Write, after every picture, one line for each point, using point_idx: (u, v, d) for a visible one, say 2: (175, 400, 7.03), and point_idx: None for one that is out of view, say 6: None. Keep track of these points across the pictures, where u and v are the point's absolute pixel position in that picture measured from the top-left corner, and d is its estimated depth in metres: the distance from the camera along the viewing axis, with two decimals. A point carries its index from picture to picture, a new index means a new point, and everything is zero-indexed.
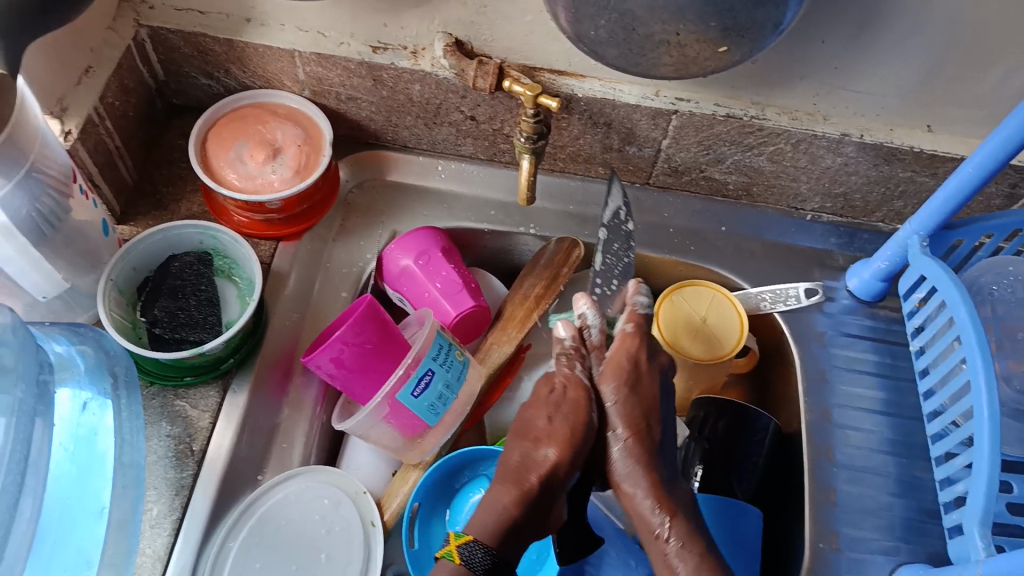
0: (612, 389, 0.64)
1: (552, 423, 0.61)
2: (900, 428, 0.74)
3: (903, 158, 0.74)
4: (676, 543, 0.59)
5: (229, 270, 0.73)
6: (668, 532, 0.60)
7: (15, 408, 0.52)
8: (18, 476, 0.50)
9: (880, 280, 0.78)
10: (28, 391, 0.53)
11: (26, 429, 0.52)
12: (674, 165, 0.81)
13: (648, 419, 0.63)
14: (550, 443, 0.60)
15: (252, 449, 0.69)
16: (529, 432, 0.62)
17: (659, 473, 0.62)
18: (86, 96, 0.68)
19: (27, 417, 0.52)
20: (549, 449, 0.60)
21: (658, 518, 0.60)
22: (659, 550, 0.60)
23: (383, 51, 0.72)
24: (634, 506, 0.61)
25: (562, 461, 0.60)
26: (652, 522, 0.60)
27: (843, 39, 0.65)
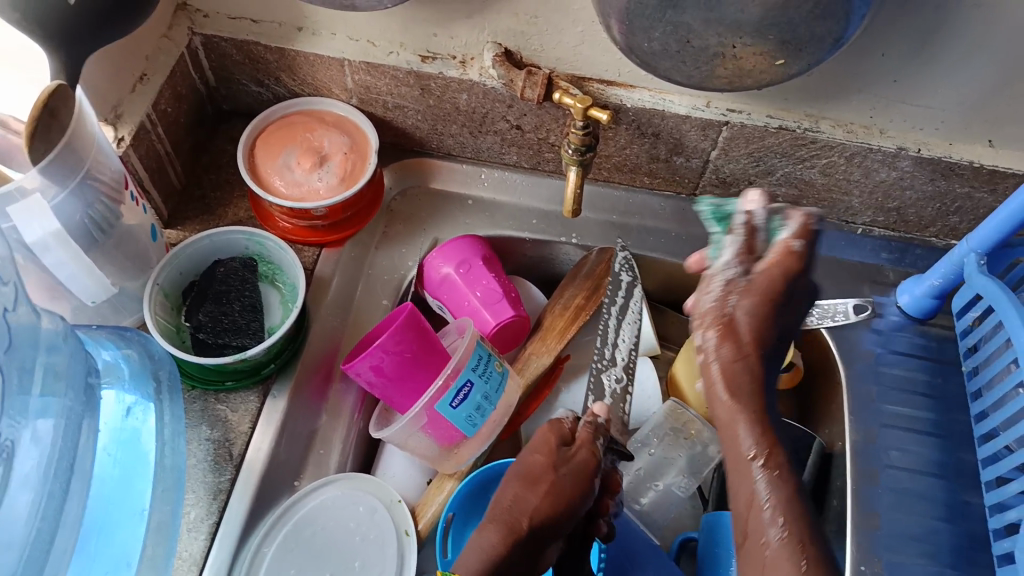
0: (741, 300, 0.55)
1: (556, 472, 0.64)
2: (949, 451, 0.72)
3: (961, 174, 0.72)
4: (770, 506, 0.52)
5: (272, 275, 0.74)
6: (762, 477, 0.52)
7: (64, 412, 0.52)
8: (64, 481, 0.51)
9: (932, 298, 0.76)
10: (77, 399, 0.54)
11: (74, 435, 0.53)
12: (722, 177, 0.79)
13: (768, 349, 0.55)
14: (544, 496, 0.63)
15: (290, 454, 0.69)
16: (529, 472, 0.65)
17: (764, 414, 0.54)
18: (139, 104, 0.69)
19: (74, 424, 0.53)
20: (542, 493, 0.63)
21: (754, 470, 0.53)
22: (746, 502, 0.53)
23: (432, 61, 0.72)
24: (733, 459, 0.54)
25: (549, 514, 0.63)
26: (744, 456, 0.53)
27: (904, 53, 0.63)
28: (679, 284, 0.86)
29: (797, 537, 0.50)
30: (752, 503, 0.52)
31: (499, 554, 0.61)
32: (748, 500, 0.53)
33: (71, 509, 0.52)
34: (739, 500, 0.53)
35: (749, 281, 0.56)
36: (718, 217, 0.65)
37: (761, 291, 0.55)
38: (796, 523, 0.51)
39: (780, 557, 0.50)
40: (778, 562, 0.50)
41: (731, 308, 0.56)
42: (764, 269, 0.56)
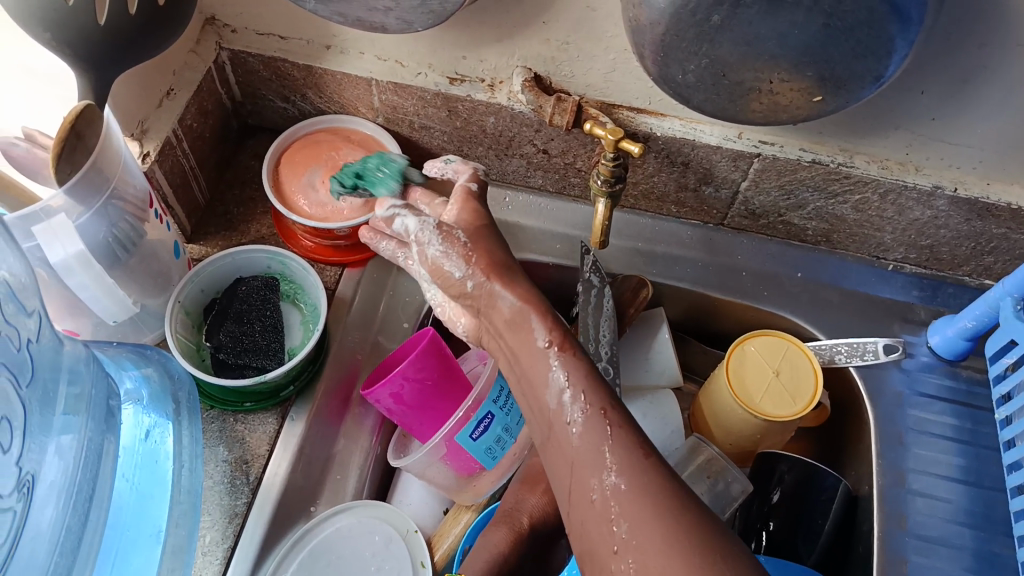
0: (460, 232, 0.61)
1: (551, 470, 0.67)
2: (980, 499, 0.70)
3: (998, 215, 0.70)
4: (584, 398, 0.52)
5: (294, 295, 0.73)
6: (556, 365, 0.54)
7: (83, 443, 0.52)
8: (82, 516, 0.51)
9: (964, 339, 0.74)
10: (96, 427, 0.54)
11: (93, 467, 0.53)
12: (751, 208, 0.78)
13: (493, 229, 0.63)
14: (544, 492, 0.67)
15: (307, 478, 0.69)
16: (529, 474, 0.68)
17: (546, 309, 0.57)
18: (165, 119, 0.69)
19: (94, 456, 0.53)
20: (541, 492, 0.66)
21: (546, 368, 0.55)
22: (559, 420, 0.53)
23: (460, 83, 0.71)
24: (524, 369, 0.56)
25: (550, 508, 0.66)
26: (539, 347, 0.56)
27: (943, 91, 0.61)
28: (704, 314, 0.85)
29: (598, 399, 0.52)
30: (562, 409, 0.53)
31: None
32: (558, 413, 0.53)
33: (89, 542, 0.52)
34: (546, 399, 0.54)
35: (445, 229, 0.61)
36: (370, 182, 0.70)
37: (462, 220, 0.62)
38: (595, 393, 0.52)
39: (587, 425, 0.51)
40: (587, 440, 0.50)
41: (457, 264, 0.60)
42: (459, 209, 0.63)
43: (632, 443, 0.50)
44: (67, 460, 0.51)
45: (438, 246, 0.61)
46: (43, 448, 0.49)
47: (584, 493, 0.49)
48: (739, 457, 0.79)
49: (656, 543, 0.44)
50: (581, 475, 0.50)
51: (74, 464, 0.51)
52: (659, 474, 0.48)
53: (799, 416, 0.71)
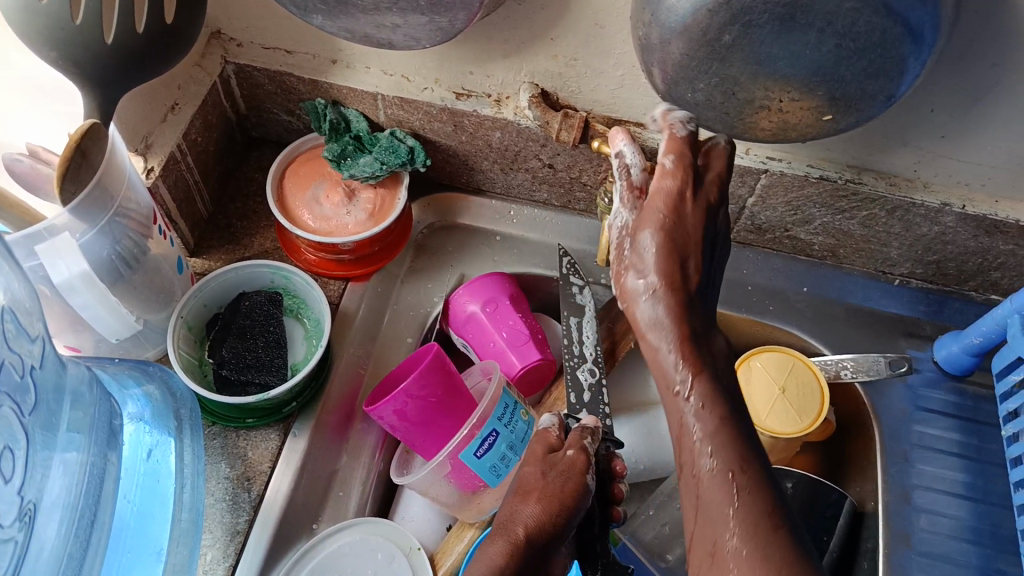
0: (643, 237, 0.58)
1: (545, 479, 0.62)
2: (986, 516, 0.70)
3: (1006, 232, 0.70)
4: (711, 458, 0.51)
5: (297, 309, 0.73)
6: (672, 353, 0.55)
7: (84, 469, 0.52)
8: (83, 541, 0.51)
9: (970, 356, 0.73)
10: (97, 450, 0.54)
11: (94, 491, 0.53)
12: (757, 223, 0.78)
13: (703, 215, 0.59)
14: (538, 500, 0.61)
15: (309, 495, 0.68)
16: (523, 485, 0.63)
17: (688, 334, 0.55)
18: (170, 134, 0.69)
19: (95, 480, 0.53)
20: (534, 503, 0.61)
21: (661, 346, 0.56)
22: (678, 417, 0.54)
23: (466, 98, 0.71)
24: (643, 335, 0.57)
25: (547, 518, 0.61)
26: (672, 385, 0.55)
27: (953, 109, 0.61)
28: None
29: (731, 458, 0.51)
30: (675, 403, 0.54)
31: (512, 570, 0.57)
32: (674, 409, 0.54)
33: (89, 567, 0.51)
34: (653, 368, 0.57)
35: (635, 215, 0.60)
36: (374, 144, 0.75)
37: (664, 203, 0.58)
38: (728, 449, 0.51)
39: (714, 479, 0.50)
40: (714, 489, 0.50)
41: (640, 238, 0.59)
42: (664, 187, 0.59)
43: (763, 508, 0.48)
44: (69, 488, 0.50)
45: (624, 218, 0.60)
46: (47, 476, 0.49)
47: (709, 545, 0.49)
48: None
49: None
50: (709, 523, 0.50)
51: (75, 490, 0.51)
52: (786, 549, 0.46)
53: (803, 433, 0.71)
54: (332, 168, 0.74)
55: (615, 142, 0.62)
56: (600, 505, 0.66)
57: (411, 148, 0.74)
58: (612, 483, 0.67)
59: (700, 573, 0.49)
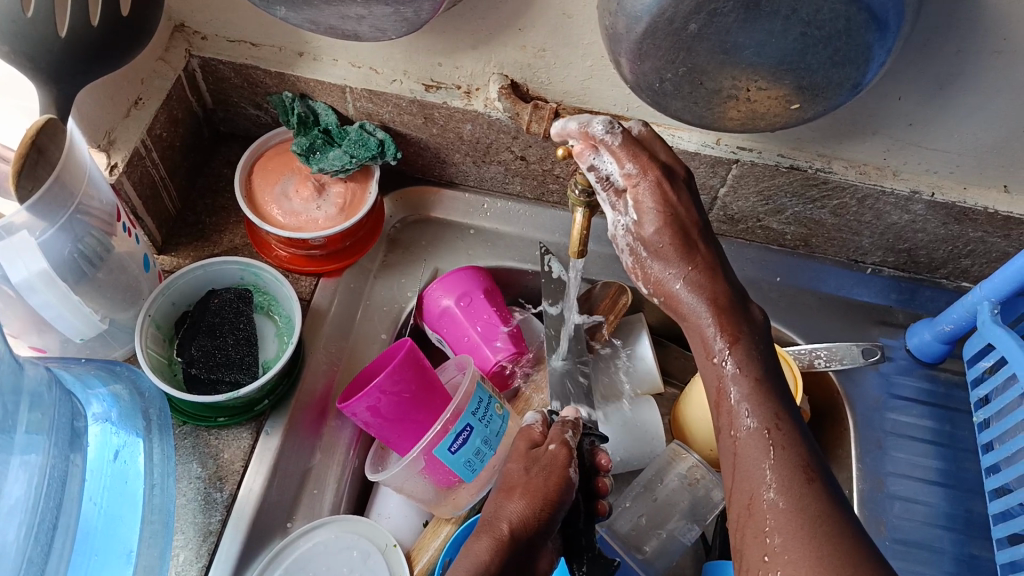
0: (649, 232, 0.57)
1: (527, 474, 0.62)
2: (958, 501, 0.70)
3: (975, 219, 0.70)
4: (750, 415, 0.51)
5: (268, 306, 0.71)
6: (712, 323, 0.54)
7: (44, 473, 0.51)
8: (45, 545, 0.50)
9: (941, 343, 0.74)
10: (58, 452, 0.53)
11: (55, 494, 0.52)
12: (730, 213, 0.78)
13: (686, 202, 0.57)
14: (522, 496, 0.61)
15: (283, 494, 0.67)
16: (506, 482, 0.63)
17: (726, 304, 0.55)
18: (133, 129, 0.68)
19: (57, 483, 0.52)
20: (518, 500, 0.61)
21: (698, 314, 0.55)
22: (715, 377, 0.54)
23: (436, 90, 0.70)
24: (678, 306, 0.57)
25: (532, 513, 0.60)
26: (711, 347, 0.54)
27: (920, 97, 0.61)
28: None
29: (767, 416, 0.51)
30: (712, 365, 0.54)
31: (488, 563, 0.57)
32: (711, 372, 0.54)
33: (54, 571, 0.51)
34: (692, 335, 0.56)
35: (636, 219, 0.57)
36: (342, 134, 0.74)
37: (653, 200, 0.56)
38: (765, 407, 0.51)
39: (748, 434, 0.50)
40: (750, 448, 0.50)
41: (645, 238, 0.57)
42: (645, 189, 0.56)
43: (796, 464, 0.48)
44: (27, 491, 0.50)
45: (630, 217, 0.57)
46: (2, 478, 0.49)
47: (746, 497, 0.49)
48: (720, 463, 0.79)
49: (806, 553, 0.45)
50: (745, 478, 0.50)
51: (34, 493, 0.50)
52: (821, 502, 0.47)
53: None
54: (302, 163, 0.73)
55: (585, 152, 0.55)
56: (585, 499, 0.66)
57: (382, 140, 0.74)
58: (596, 477, 0.66)
59: (738, 525, 0.49)
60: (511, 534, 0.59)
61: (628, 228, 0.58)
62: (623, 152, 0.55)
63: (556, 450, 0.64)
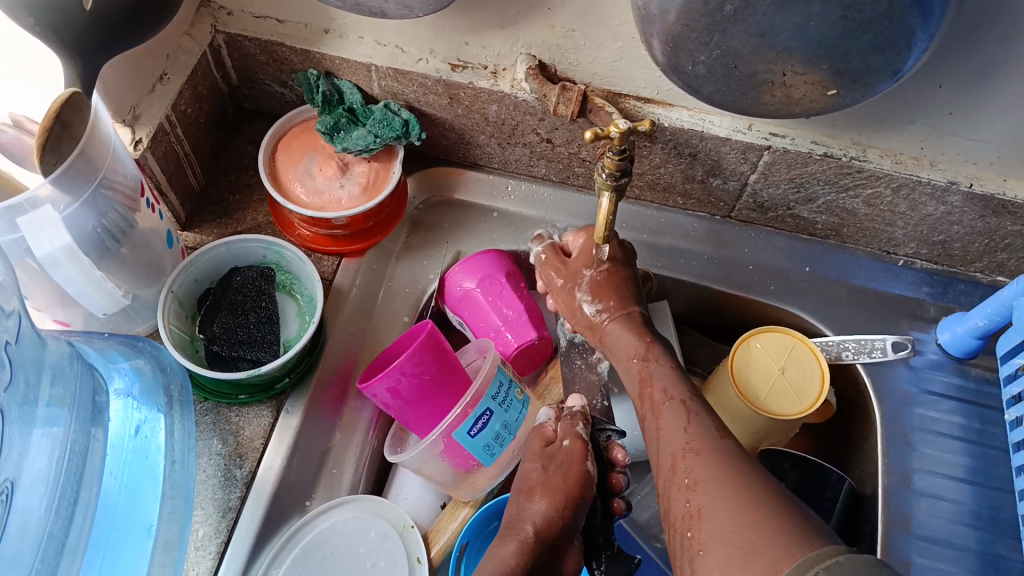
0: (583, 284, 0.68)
1: (545, 473, 0.63)
2: (986, 499, 0.68)
3: (1015, 212, 0.68)
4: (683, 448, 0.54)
5: (290, 285, 0.71)
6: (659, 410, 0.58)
7: (64, 447, 0.52)
8: (64, 521, 0.51)
9: (974, 338, 0.72)
10: (78, 428, 0.53)
11: (75, 469, 0.52)
12: (759, 201, 0.76)
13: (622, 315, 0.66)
14: (544, 495, 0.61)
15: (302, 473, 0.67)
16: (525, 484, 0.63)
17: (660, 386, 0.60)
18: (159, 105, 0.67)
19: (77, 458, 0.53)
20: (540, 499, 0.61)
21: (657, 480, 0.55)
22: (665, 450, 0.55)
23: (462, 70, 0.69)
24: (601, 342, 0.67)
25: (555, 512, 0.60)
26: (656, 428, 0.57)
27: (963, 85, 0.59)
28: (708, 307, 0.83)
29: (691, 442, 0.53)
30: (662, 389, 0.59)
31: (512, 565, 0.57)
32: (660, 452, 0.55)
33: (74, 548, 0.51)
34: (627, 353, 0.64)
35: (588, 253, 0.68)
36: (365, 113, 0.73)
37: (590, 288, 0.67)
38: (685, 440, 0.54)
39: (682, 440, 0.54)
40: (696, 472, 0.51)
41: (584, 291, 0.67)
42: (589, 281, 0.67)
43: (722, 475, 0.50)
44: (49, 465, 0.50)
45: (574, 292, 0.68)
46: (24, 453, 0.49)
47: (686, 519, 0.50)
48: None
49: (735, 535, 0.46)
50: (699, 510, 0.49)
51: (54, 470, 0.51)
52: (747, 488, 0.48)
53: (802, 416, 0.69)
54: (325, 141, 0.72)
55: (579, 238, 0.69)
56: (601, 497, 0.66)
57: (407, 120, 0.73)
58: (611, 472, 0.66)
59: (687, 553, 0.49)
60: (537, 536, 0.59)
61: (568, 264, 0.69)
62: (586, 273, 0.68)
63: (570, 444, 0.64)
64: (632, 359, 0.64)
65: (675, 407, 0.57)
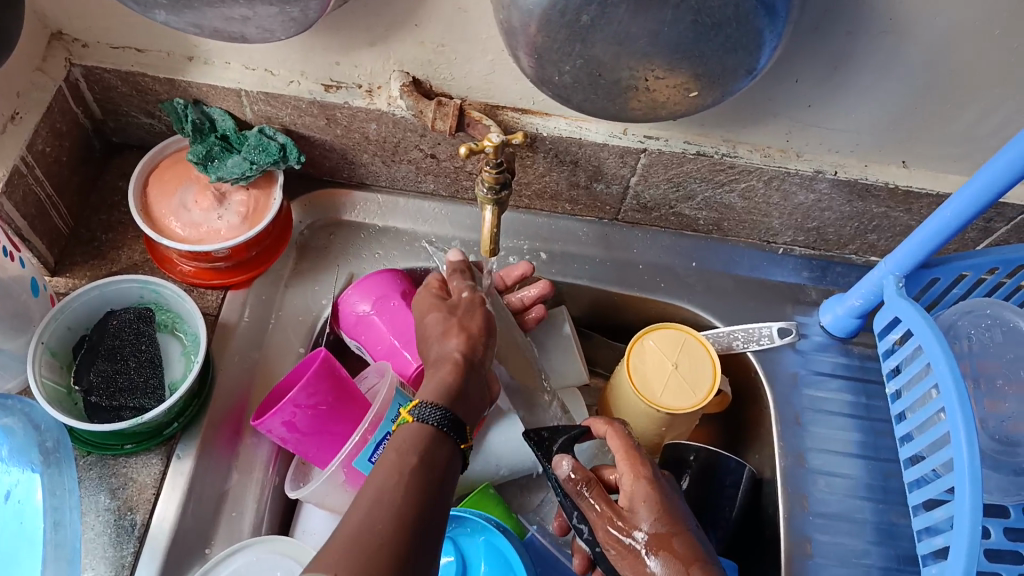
0: (636, 508, 0.57)
1: (449, 318, 0.62)
2: (877, 471, 0.72)
3: (877, 195, 0.72)
4: None
5: (172, 324, 0.68)
6: (627, 543, 0.56)
7: None
8: None
9: (853, 317, 0.75)
10: None
11: None
12: (642, 202, 0.78)
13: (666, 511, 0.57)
14: (458, 334, 0.60)
15: (198, 519, 0.64)
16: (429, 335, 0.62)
17: (636, 499, 0.58)
18: (11, 146, 0.63)
19: None
20: (455, 338, 0.60)
21: None
22: None
23: (336, 90, 0.68)
24: None
25: (472, 343, 0.60)
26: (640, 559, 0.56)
27: (817, 79, 0.62)
28: (606, 309, 0.85)
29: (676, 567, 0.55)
30: (622, 522, 0.57)
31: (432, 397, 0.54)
32: None
33: None
34: (598, 506, 0.58)
35: (630, 466, 0.59)
36: (240, 139, 0.71)
37: (643, 495, 0.58)
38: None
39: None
40: None
41: (634, 525, 0.57)
42: (633, 487, 0.58)
43: None
44: None
45: (614, 523, 0.57)
46: None
47: None
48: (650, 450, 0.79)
49: None
50: None
51: None
52: None
53: (698, 407, 0.71)
54: (199, 171, 0.70)
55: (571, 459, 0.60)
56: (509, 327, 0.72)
57: (284, 144, 0.71)
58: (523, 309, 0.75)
59: None
60: (464, 359, 0.59)
61: (596, 491, 0.59)
62: (633, 473, 0.59)
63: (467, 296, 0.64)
64: (595, 500, 0.59)
65: (649, 541, 0.56)
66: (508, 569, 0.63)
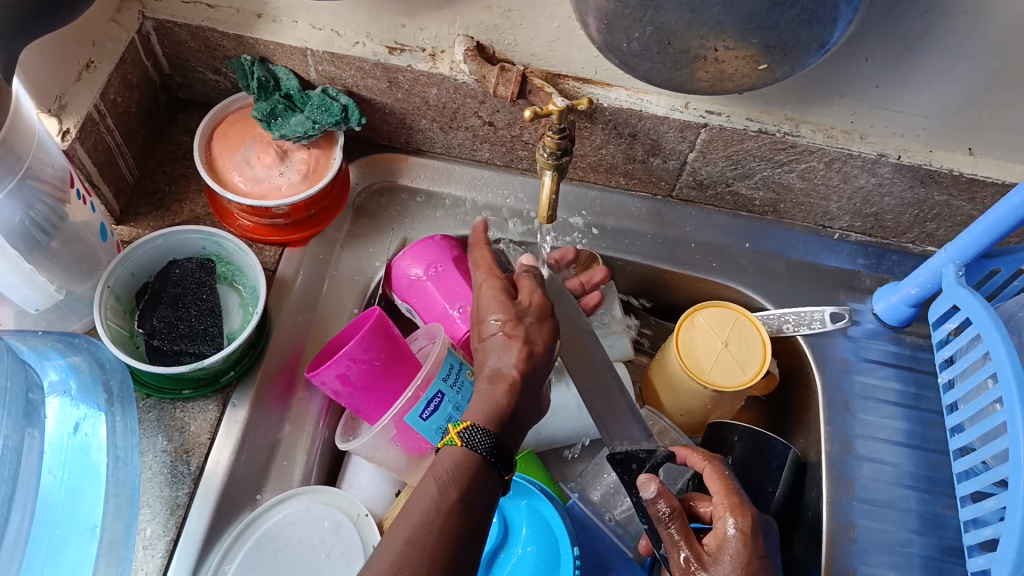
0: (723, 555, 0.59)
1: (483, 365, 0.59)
2: (923, 461, 0.71)
3: (941, 182, 0.71)
4: None
5: (232, 277, 0.70)
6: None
7: None
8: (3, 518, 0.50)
9: (908, 306, 0.74)
10: (12, 424, 0.52)
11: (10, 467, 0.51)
12: (699, 179, 0.77)
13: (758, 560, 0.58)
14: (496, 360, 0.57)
15: (250, 467, 0.66)
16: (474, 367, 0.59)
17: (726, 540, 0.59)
18: (86, 94, 0.65)
19: (11, 454, 0.51)
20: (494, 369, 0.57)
21: None
22: None
23: (400, 53, 0.68)
24: None
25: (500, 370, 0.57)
26: None
27: (888, 58, 0.61)
28: (655, 286, 0.85)
29: None
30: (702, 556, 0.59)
31: (504, 405, 0.55)
32: None
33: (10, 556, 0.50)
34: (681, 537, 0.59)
35: (730, 509, 0.60)
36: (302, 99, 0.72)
37: (735, 543, 0.59)
38: None
39: None
40: None
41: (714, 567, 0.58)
42: (729, 532, 0.59)
43: None
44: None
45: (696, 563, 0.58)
46: None
47: None
48: (692, 427, 0.80)
49: None
50: None
51: None
52: None
53: (746, 386, 0.71)
54: (262, 129, 0.71)
55: (652, 488, 0.61)
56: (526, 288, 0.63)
57: (345, 106, 0.72)
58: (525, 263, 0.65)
59: None
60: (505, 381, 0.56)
61: (680, 527, 0.60)
62: (732, 515, 0.60)
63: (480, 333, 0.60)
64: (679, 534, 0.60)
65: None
66: (552, 535, 0.64)
